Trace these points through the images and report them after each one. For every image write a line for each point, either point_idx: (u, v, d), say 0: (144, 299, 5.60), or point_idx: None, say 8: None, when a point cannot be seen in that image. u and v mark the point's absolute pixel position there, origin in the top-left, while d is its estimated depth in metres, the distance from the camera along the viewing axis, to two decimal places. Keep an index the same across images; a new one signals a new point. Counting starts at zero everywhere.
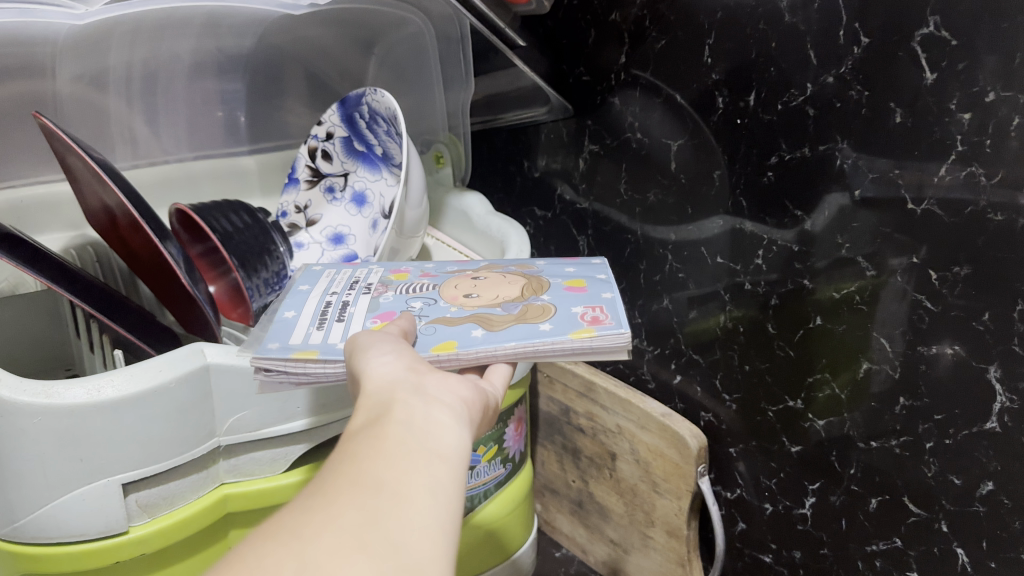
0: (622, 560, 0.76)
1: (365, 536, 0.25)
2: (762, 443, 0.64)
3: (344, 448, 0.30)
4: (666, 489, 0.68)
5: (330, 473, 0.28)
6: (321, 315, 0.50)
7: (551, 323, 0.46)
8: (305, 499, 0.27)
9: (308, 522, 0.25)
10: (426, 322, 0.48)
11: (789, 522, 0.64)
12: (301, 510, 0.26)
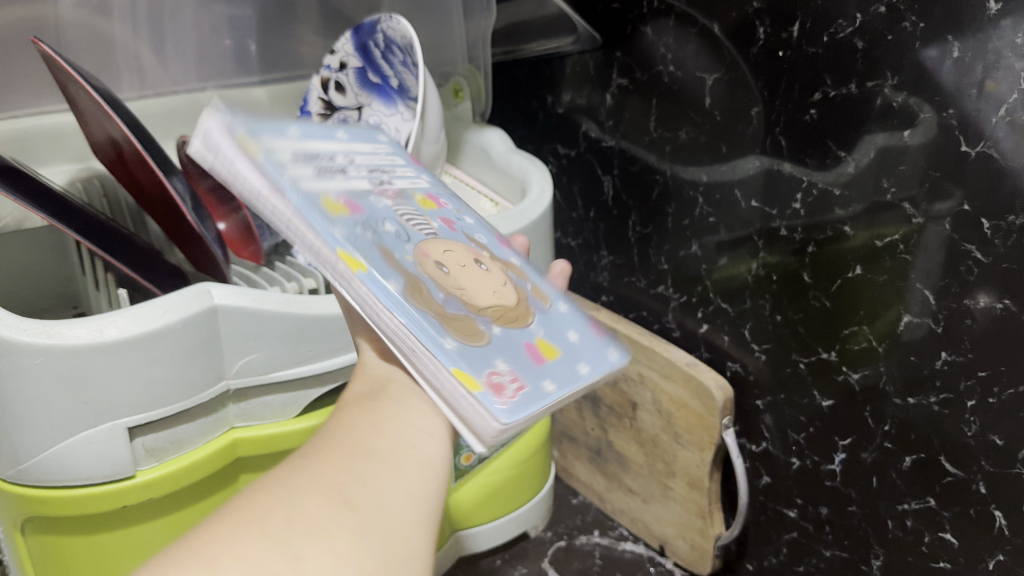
0: (641, 510, 0.74)
1: (348, 490, 0.31)
2: (791, 395, 0.62)
3: (342, 421, 0.36)
4: (689, 441, 0.66)
5: (347, 438, 0.34)
6: (314, 154, 0.45)
7: (502, 359, 0.38)
8: (322, 462, 0.32)
9: (311, 503, 0.30)
10: (368, 236, 0.40)
11: (816, 478, 0.61)
12: (312, 480, 0.31)
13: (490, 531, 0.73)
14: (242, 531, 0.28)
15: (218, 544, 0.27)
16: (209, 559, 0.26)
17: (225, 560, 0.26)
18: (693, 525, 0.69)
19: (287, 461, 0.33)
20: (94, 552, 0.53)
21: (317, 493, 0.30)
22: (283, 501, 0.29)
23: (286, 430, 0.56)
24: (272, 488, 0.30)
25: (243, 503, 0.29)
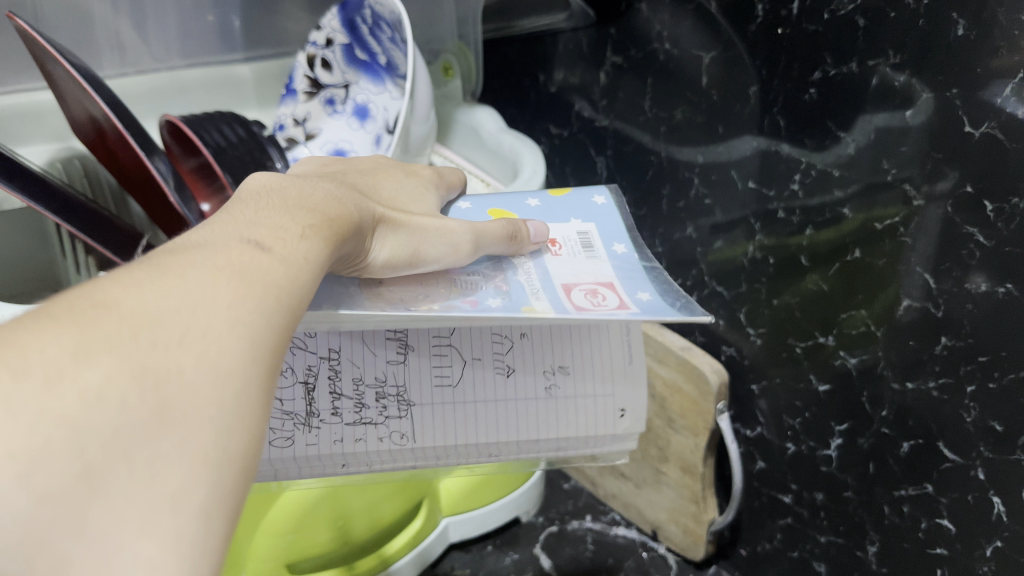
0: (633, 495, 0.74)
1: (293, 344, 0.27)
2: (786, 379, 0.61)
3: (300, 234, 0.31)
4: (683, 426, 0.65)
5: (303, 271, 0.29)
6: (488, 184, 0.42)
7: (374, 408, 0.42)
8: (273, 287, 0.27)
9: (264, 351, 0.25)
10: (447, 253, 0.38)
11: (812, 463, 0.61)
12: (270, 313, 0.26)
13: (480, 518, 0.73)
14: (194, 367, 0.23)
15: (169, 379, 0.22)
16: (156, 399, 0.22)
17: (176, 410, 0.22)
18: (686, 510, 0.68)
19: (238, 262, 0.27)
20: None
21: (271, 337, 0.26)
22: (240, 333, 0.25)
23: None
24: (225, 307, 0.25)
25: (196, 315, 0.24)
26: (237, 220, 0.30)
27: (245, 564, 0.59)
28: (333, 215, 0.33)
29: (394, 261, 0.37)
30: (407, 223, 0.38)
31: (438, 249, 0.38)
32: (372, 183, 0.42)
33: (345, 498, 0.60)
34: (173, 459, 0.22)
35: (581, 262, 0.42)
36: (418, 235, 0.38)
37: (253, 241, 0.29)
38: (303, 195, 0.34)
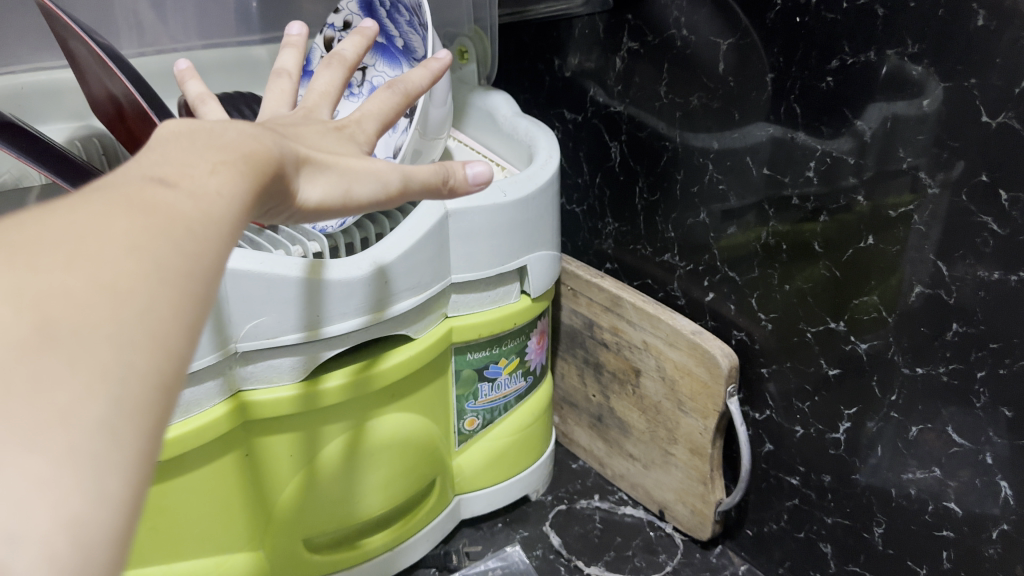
0: (641, 475, 0.75)
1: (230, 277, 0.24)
2: (796, 363, 0.62)
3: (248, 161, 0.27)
4: (692, 408, 0.66)
5: (216, 201, 0.24)
6: None
7: None
8: (186, 218, 0.23)
9: (192, 258, 0.22)
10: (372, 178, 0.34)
11: (820, 445, 0.62)
12: (200, 230, 0.23)
13: (491, 495, 0.75)
14: (84, 286, 0.19)
15: (54, 300, 0.18)
16: (36, 314, 0.18)
17: (65, 328, 0.18)
18: (694, 491, 0.69)
19: (134, 196, 0.22)
20: None
21: (195, 258, 0.22)
22: (140, 256, 0.21)
23: (292, 394, 0.56)
24: (119, 242, 0.20)
25: (86, 241, 0.20)
26: (147, 162, 0.25)
27: (263, 535, 0.62)
28: (248, 159, 0.27)
29: (327, 201, 0.32)
30: (336, 164, 0.33)
31: (367, 188, 0.33)
32: (300, 132, 0.35)
33: (354, 475, 0.62)
34: (65, 375, 0.18)
35: None
36: (342, 175, 0.33)
37: (154, 176, 0.24)
38: (215, 137, 0.28)
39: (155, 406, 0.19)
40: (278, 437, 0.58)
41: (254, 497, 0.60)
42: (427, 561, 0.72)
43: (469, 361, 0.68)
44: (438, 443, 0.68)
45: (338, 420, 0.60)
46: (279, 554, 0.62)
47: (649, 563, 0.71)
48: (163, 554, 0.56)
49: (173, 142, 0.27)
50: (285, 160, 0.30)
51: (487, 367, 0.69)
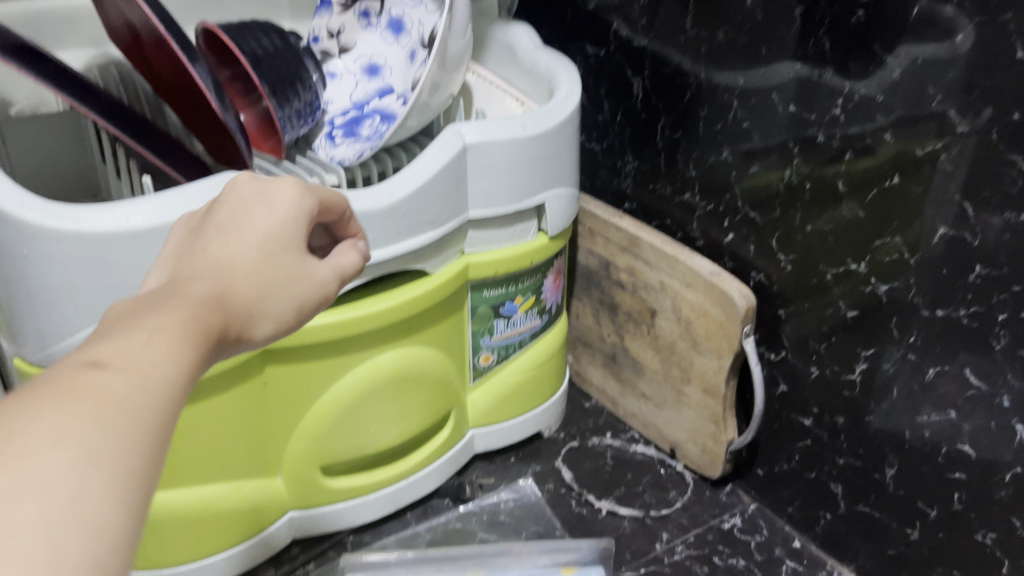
0: (653, 415, 0.75)
1: (172, 420, 0.29)
2: (814, 305, 0.62)
3: (192, 314, 0.32)
4: (707, 349, 0.66)
5: (149, 371, 0.28)
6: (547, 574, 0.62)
7: None
8: (125, 395, 0.27)
9: (137, 431, 0.27)
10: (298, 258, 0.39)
11: (835, 387, 0.62)
12: (128, 413, 0.27)
13: (505, 430, 0.76)
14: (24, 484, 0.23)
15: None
16: None
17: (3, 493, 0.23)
18: (706, 430, 0.70)
19: (75, 381, 0.27)
20: None
21: (123, 435, 0.26)
22: (71, 444, 0.25)
23: (311, 324, 0.57)
24: (53, 436, 0.25)
25: (16, 448, 0.24)
26: (94, 337, 0.29)
27: (281, 463, 0.63)
28: (193, 316, 0.32)
29: (280, 326, 0.38)
30: (281, 291, 0.38)
31: (283, 303, 0.38)
32: (241, 228, 0.38)
33: (370, 406, 0.63)
34: (17, 512, 0.23)
35: None
36: (289, 293, 0.38)
37: (91, 359, 0.28)
38: (146, 304, 0.32)
39: (100, 548, 0.24)
40: (296, 368, 0.59)
41: (272, 426, 0.61)
42: (441, 493, 0.73)
43: (486, 298, 0.68)
44: (453, 378, 0.69)
45: (356, 352, 0.61)
46: (296, 481, 0.64)
47: (658, 499, 0.72)
48: (183, 476, 0.58)
49: (118, 308, 0.32)
50: (235, 317, 0.35)
51: (503, 305, 0.69)
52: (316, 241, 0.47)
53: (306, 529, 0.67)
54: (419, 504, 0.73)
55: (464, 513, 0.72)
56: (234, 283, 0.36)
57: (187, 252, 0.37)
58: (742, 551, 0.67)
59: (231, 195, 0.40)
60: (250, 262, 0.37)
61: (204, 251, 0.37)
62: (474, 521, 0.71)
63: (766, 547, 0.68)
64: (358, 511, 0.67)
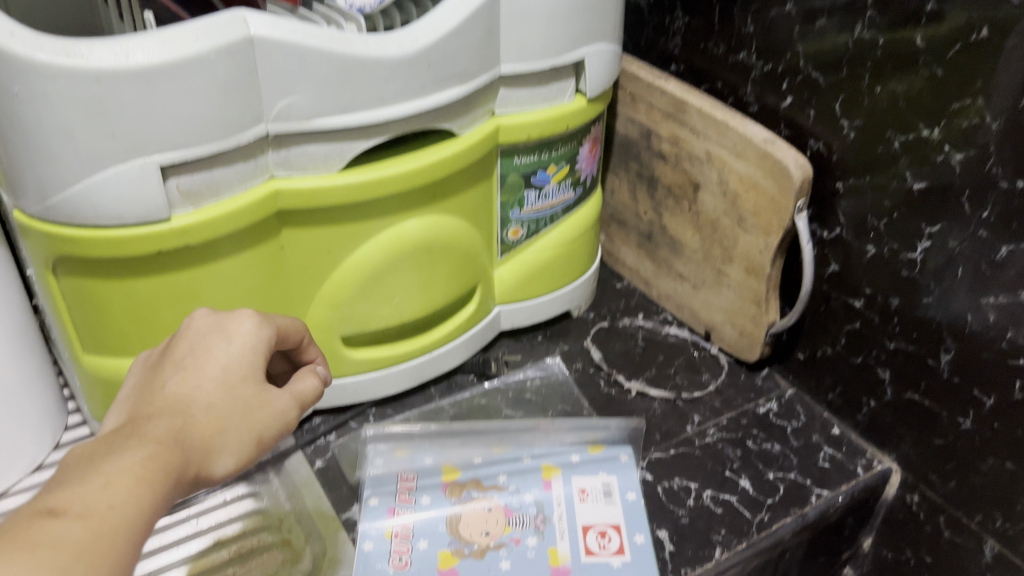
0: (690, 296, 0.72)
1: (130, 542, 0.32)
2: (876, 178, 0.57)
3: (144, 456, 0.35)
4: (754, 225, 0.62)
5: (106, 519, 0.32)
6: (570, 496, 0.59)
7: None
8: (80, 541, 0.30)
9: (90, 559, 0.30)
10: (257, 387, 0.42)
11: (892, 267, 0.58)
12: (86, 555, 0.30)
13: (533, 309, 0.73)
14: None
15: None
16: None
17: None
18: (746, 312, 0.66)
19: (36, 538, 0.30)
20: (133, 299, 0.52)
21: None
22: None
23: (329, 184, 0.53)
24: None
25: None
26: (53, 490, 0.33)
27: None
28: (150, 464, 0.35)
29: (243, 458, 0.41)
30: (237, 422, 0.40)
31: (249, 436, 0.41)
32: (196, 368, 0.41)
33: (393, 276, 0.60)
34: None
35: (600, 509, 0.57)
36: (254, 422, 0.41)
37: (49, 507, 0.31)
38: (103, 456, 0.35)
39: None
40: (315, 231, 0.55)
41: (291, 293, 0.58)
42: (466, 368, 0.71)
43: (516, 166, 0.64)
44: (481, 250, 0.65)
45: (378, 218, 0.57)
46: (317, 351, 0.61)
47: (691, 382, 0.70)
48: None
49: (78, 456, 0.35)
50: (192, 452, 0.38)
51: (535, 174, 0.64)
52: (275, 367, 0.51)
53: (329, 401, 0.65)
54: (443, 379, 0.71)
55: (490, 389, 0.70)
56: (192, 422, 0.39)
57: (149, 388, 0.40)
58: (777, 436, 0.65)
59: (189, 330, 0.43)
60: (211, 410, 0.40)
61: (161, 392, 0.40)
62: (500, 397, 0.69)
63: (802, 433, 0.65)
64: (381, 384, 0.65)
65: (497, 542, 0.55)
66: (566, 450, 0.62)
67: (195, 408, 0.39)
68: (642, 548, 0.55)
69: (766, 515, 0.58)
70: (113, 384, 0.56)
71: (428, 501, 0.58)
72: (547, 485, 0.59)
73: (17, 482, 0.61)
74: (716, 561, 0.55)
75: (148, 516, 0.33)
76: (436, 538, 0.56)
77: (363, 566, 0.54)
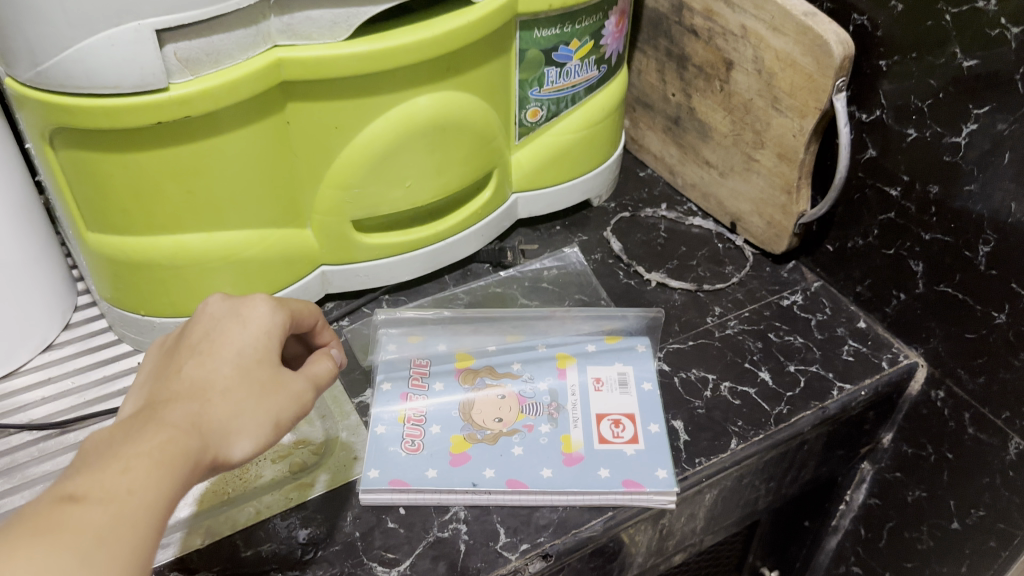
0: (716, 185, 0.69)
1: (151, 527, 0.32)
2: (923, 55, 0.52)
3: (163, 440, 0.35)
4: (789, 107, 0.58)
5: (126, 503, 0.32)
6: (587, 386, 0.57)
7: (550, 471, 0.52)
8: (102, 525, 0.30)
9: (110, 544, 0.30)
10: (277, 374, 0.41)
11: (933, 153, 0.54)
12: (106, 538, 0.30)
13: (552, 196, 0.70)
14: None
15: None
16: None
17: None
18: (775, 201, 0.63)
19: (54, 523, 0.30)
20: (134, 175, 0.50)
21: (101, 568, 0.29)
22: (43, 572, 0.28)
23: (335, 53, 0.49)
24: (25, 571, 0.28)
25: None
26: (72, 475, 0.32)
27: (311, 214, 0.59)
28: (167, 446, 0.35)
29: (264, 442, 0.40)
30: (255, 404, 0.40)
31: (270, 418, 0.40)
32: (211, 353, 0.40)
33: (406, 156, 0.57)
34: None
35: (615, 399, 0.56)
36: (273, 407, 0.40)
37: (71, 491, 0.31)
38: (123, 440, 0.34)
39: None
40: (322, 105, 0.53)
41: (298, 171, 0.56)
42: (482, 257, 0.70)
43: (536, 40, 0.59)
44: (497, 132, 0.62)
45: (388, 93, 0.54)
46: (327, 234, 0.60)
47: (713, 274, 0.68)
48: (203, 220, 0.53)
49: (96, 442, 0.34)
50: (211, 436, 0.37)
51: (556, 50, 0.61)
52: (289, 355, 0.50)
53: (340, 285, 0.64)
54: (458, 268, 0.70)
55: (506, 278, 0.68)
56: (210, 403, 0.38)
57: (167, 375, 0.40)
58: (800, 329, 0.63)
59: (203, 319, 0.43)
60: (230, 391, 0.39)
61: (179, 376, 0.39)
62: (515, 286, 0.67)
63: (827, 326, 0.63)
64: (393, 270, 0.64)
65: (510, 429, 0.55)
66: (582, 339, 0.61)
67: (213, 390, 0.39)
68: (656, 438, 0.54)
69: (784, 408, 0.57)
70: (118, 263, 0.55)
71: (441, 387, 0.58)
72: (562, 374, 0.58)
73: (30, 360, 0.61)
74: (733, 452, 0.54)
75: (169, 498, 0.33)
76: (448, 423, 0.55)
77: (375, 450, 0.53)
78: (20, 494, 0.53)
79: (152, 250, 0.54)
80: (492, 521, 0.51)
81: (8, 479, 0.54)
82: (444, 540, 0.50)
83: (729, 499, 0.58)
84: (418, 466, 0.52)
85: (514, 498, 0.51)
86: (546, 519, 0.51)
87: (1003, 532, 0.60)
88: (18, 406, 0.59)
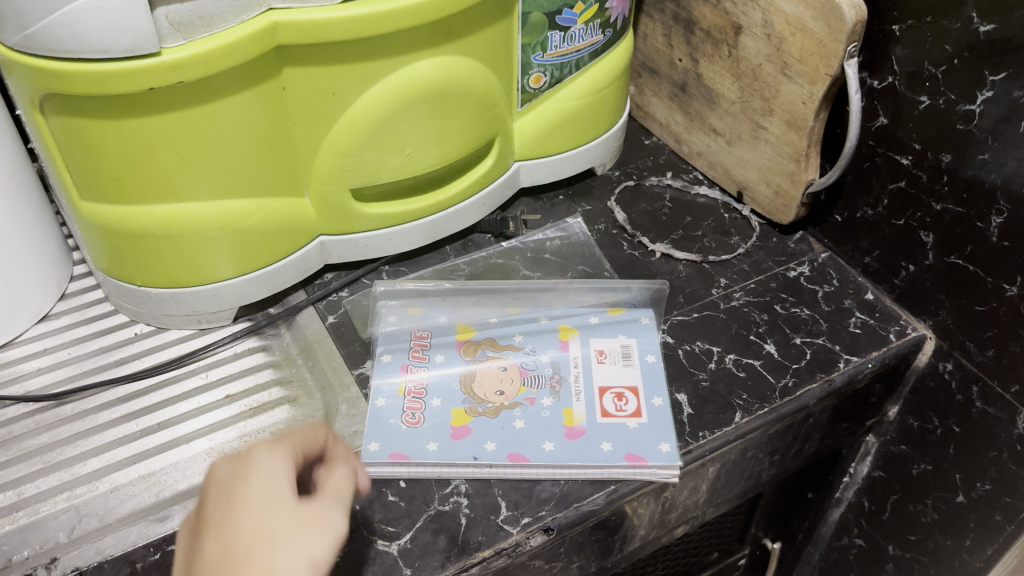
0: (723, 153, 0.67)
1: None
2: (938, 19, 0.50)
3: None
4: (798, 73, 0.56)
5: None
6: (590, 360, 0.57)
7: (554, 445, 0.51)
8: None
9: None
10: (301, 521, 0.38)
11: (947, 121, 0.53)
12: None
13: (555, 165, 0.69)
14: None
15: None
16: None
17: None
18: (783, 170, 0.62)
19: None
20: (126, 142, 0.48)
21: None
22: None
23: (332, 16, 0.48)
24: None
25: None
26: None
27: (308, 182, 0.58)
28: None
29: None
30: (283, 555, 0.37)
31: (307, 563, 0.37)
32: (226, 518, 0.38)
33: (405, 123, 0.56)
34: None
35: (618, 372, 0.56)
36: (303, 551, 0.37)
37: None
38: None
39: None
40: (318, 70, 0.51)
41: (295, 138, 0.54)
42: (483, 227, 0.68)
43: (539, 3, 0.57)
44: (499, 98, 0.61)
45: (387, 57, 0.52)
46: (325, 204, 0.59)
47: (719, 245, 0.66)
48: (198, 190, 0.52)
49: None
50: None
51: (560, 13, 0.59)
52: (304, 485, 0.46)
53: (339, 255, 0.63)
54: (459, 238, 0.69)
55: (508, 249, 0.67)
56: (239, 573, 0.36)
57: (190, 559, 0.37)
58: (807, 301, 0.62)
59: (211, 486, 0.39)
60: (255, 553, 0.36)
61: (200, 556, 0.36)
62: (518, 257, 0.66)
63: (834, 297, 0.62)
64: (393, 240, 0.62)
65: (511, 402, 0.54)
66: (585, 311, 0.60)
67: (240, 560, 0.36)
68: (659, 411, 0.53)
69: (790, 380, 0.56)
70: (112, 232, 0.54)
71: (442, 360, 0.57)
72: (565, 346, 0.58)
73: (26, 331, 0.61)
74: (737, 425, 0.53)
75: None
76: (449, 396, 0.55)
77: (375, 422, 0.53)
78: (18, 466, 0.53)
79: (146, 219, 0.53)
80: (493, 495, 0.50)
81: (5, 451, 0.54)
82: (445, 513, 0.49)
83: (733, 472, 0.57)
84: (418, 439, 0.52)
85: (515, 471, 0.50)
86: (548, 492, 0.50)
87: (1009, 506, 0.60)
88: (15, 377, 0.58)
